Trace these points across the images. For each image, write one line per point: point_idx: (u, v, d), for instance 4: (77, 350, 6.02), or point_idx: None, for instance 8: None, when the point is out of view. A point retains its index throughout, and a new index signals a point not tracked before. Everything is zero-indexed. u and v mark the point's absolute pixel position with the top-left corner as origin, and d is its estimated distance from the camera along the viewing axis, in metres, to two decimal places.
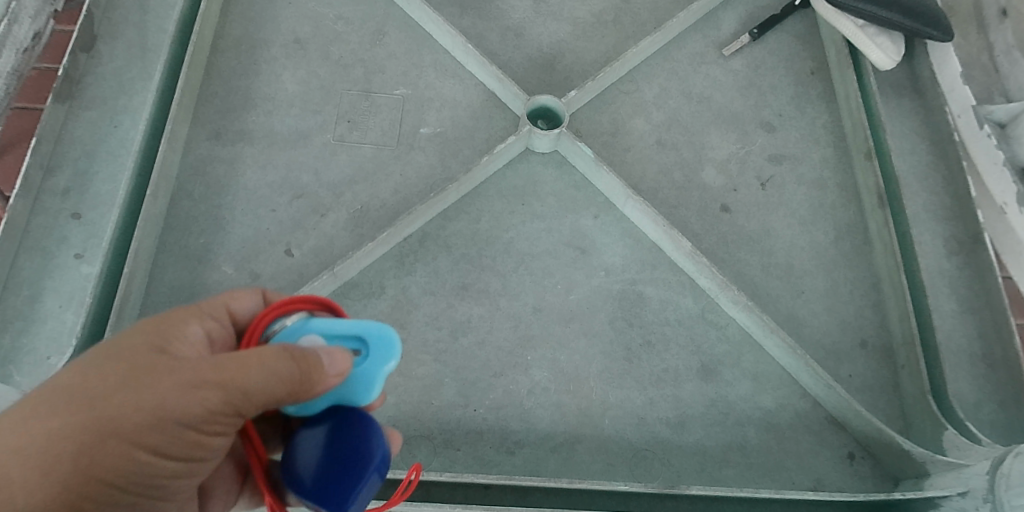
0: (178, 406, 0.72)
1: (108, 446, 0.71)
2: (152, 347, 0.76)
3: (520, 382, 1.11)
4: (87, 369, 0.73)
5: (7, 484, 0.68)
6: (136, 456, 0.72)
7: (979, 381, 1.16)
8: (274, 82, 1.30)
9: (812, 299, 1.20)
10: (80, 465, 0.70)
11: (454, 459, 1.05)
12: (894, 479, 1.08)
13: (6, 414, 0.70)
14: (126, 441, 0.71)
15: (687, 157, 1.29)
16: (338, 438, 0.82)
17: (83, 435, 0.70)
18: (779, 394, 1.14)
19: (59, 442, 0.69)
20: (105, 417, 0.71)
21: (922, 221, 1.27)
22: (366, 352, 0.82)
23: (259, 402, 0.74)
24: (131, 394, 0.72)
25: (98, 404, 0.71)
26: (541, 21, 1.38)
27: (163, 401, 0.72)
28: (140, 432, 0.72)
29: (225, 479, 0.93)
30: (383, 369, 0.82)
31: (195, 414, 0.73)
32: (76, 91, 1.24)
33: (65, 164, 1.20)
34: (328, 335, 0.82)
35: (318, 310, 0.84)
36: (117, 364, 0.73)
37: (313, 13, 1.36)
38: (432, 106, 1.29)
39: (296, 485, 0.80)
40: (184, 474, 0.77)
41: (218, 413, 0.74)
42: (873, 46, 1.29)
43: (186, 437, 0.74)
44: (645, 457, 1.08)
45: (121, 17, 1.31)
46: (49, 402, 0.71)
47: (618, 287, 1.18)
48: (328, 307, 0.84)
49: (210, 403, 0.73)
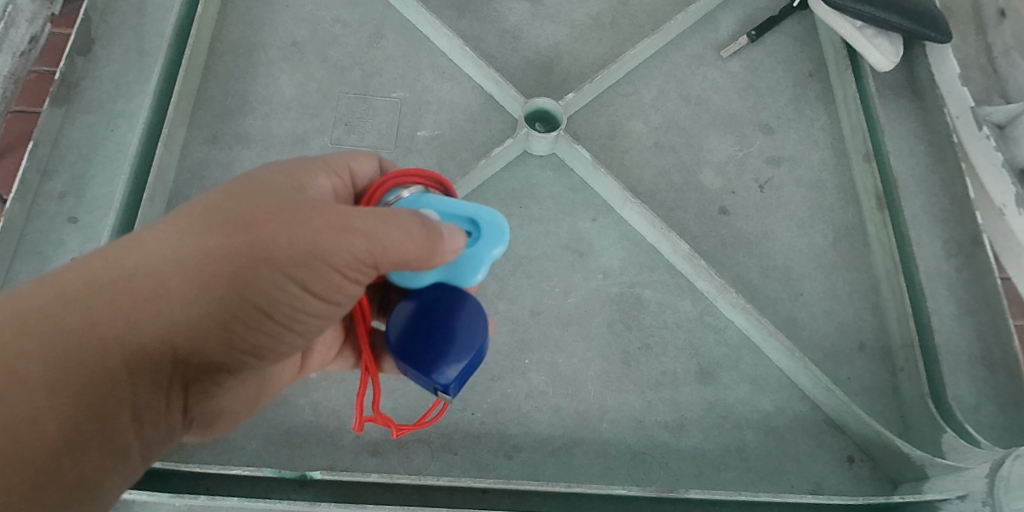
0: (328, 247, 0.82)
1: (261, 272, 0.81)
2: (291, 195, 0.86)
3: (518, 385, 1.11)
4: (247, 195, 0.84)
5: (167, 293, 0.78)
6: (283, 287, 0.82)
7: (977, 383, 1.15)
8: (271, 85, 1.30)
9: (811, 302, 1.20)
10: (235, 286, 0.80)
11: (452, 463, 1.05)
12: (892, 482, 1.08)
13: (178, 221, 0.81)
14: (276, 270, 0.81)
15: (685, 159, 1.29)
16: (438, 307, 0.93)
17: (238, 261, 0.80)
18: (778, 397, 1.13)
19: (217, 261, 0.79)
20: (259, 245, 0.81)
21: (921, 223, 1.27)
22: (475, 239, 0.92)
23: (395, 255, 0.84)
24: (280, 231, 0.81)
25: (252, 233, 0.81)
26: (539, 23, 1.38)
27: (313, 241, 0.82)
28: (288, 265, 0.82)
29: (330, 340, 1.03)
30: (488, 254, 0.92)
31: (342, 256, 0.83)
32: (73, 95, 1.24)
33: (62, 167, 1.20)
34: (444, 212, 0.92)
35: (433, 188, 0.97)
36: (266, 206, 0.83)
37: (310, 16, 1.36)
38: (430, 109, 1.29)
39: (392, 339, 0.93)
40: (318, 313, 0.87)
41: (360, 261, 0.84)
42: (871, 48, 1.29)
43: (331, 279, 0.84)
44: (644, 460, 1.07)
45: (118, 20, 1.31)
46: (208, 228, 0.81)
47: (616, 290, 1.18)
48: (442, 186, 0.97)
49: (354, 248, 0.83)
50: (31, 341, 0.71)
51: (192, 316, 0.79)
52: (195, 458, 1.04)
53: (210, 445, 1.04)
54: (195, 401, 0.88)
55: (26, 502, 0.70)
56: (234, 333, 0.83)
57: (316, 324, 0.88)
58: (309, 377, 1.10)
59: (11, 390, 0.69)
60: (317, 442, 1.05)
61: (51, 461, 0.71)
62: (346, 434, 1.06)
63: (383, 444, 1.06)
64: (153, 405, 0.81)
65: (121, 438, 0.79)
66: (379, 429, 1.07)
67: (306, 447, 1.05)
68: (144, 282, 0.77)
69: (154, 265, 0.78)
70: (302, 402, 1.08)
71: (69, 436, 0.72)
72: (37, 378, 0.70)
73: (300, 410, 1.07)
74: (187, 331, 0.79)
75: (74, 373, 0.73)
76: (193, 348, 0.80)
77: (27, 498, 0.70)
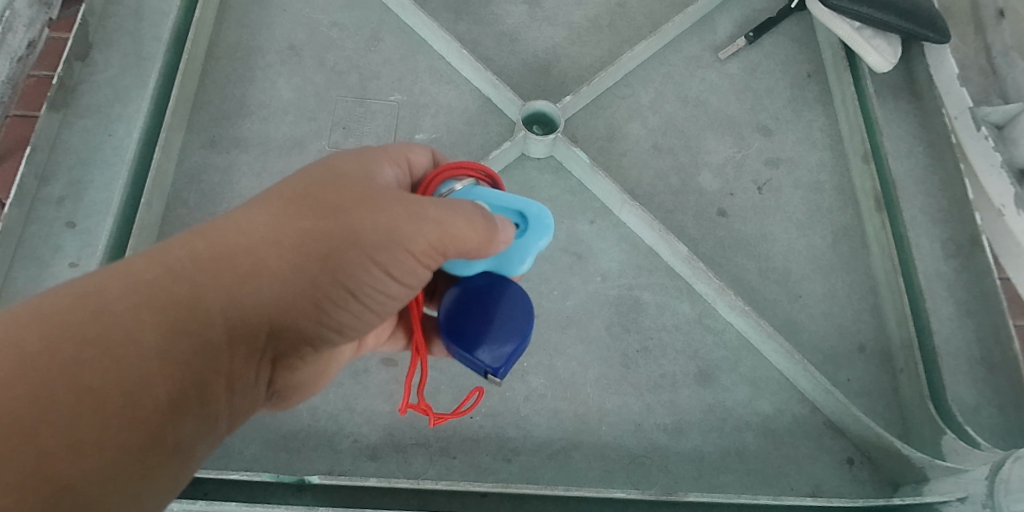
0: (405, 233, 0.82)
1: (349, 253, 0.81)
2: (371, 180, 0.87)
3: (517, 388, 1.11)
4: (324, 181, 0.84)
5: (258, 273, 0.78)
6: (368, 268, 0.82)
7: (977, 384, 1.15)
8: (268, 89, 1.30)
9: (810, 303, 1.20)
10: (326, 265, 0.81)
11: (451, 467, 1.05)
12: (892, 484, 1.08)
13: (265, 204, 0.81)
14: (363, 252, 0.82)
15: (684, 161, 1.29)
16: (488, 298, 0.95)
17: (328, 242, 0.80)
18: (778, 399, 1.13)
19: (305, 243, 0.80)
20: (348, 229, 0.81)
21: (919, 224, 1.27)
22: (525, 230, 0.93)
23: (461, 245, 0.84)
24: (366, 214, 0.82)
25: (341, 215, 0.81)
26: (536, 26, 1.38)
27: (397, 226, 0.82)
28: (373, 248, 0.82)
29: (385, 325, 1.03)
30: (536, 245, 0.94)
31: (419, 242, 0.83)
32: (70, 99, 1.24)
33: (60, 172, 1.19)
34: (494, 204, 0.92)
35: (482, 181, 0.96)
36: (353, 188, 0.84)
37: (307, 20, 1.36)
38: (427, 112, 1.29)
39: (442, 329, 0.94)
40: (399, 296, 0.87)
41: (434, 248, 0.84)
42: (869, 49, 1.28)
43: (406, 264, 0.84)
44: (643, 463, 1.07)
45: (116, 25, 1.31)
46: (299, 209, 0.81)
47: (615, 293, 1.18)
48: (490, 178, 0.96)
49: (428, 235, 0.83)
50: (145, 311, 0.72)
51: (279, 297, 0.79)
52: None
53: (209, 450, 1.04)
54: (277, 376, 0.88)
55: (136, 466, 0.70)
56: (322, 311, 0.83)
57: (395, 305, 0.88)
58: None
59: (124, 356, 0.70)
60: (315, 447, 1.05)
61: (156, 426, 0.71)
62: (344, 438, 1.06)
63: (382, 448, 1.06)
64: (245, 377, 0.81)
65: (216, 410, 0.79)
66: (377, 433, 1.07)
67: (304, 451, 1.05)
68: (242, 261, 0.78)
69: (248, 246, 0.78)
70: (300, 406, 1.08)
71: (171, 403, 0.72)
72: (147, 349, 0.71)
73: (298, 414, 1.07)
74: (280, 307, 0.79)
75: (180, 343, 0.73)
76: (285, 323, 0.81)
77: (135, 464, 0.70)
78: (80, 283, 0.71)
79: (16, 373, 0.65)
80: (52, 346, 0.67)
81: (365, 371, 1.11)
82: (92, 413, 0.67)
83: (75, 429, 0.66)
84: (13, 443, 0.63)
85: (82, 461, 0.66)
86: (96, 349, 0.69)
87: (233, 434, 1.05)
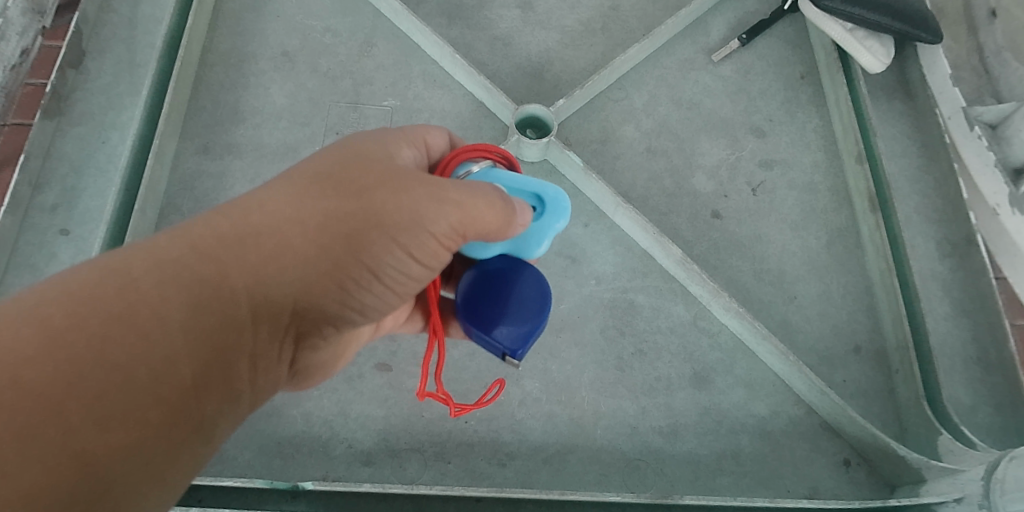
0: (428, 215, 0.82)
1: (374, 234, 0.80)
2: (395, 160, 0.86)
3: (512, 393, 1.11)
4: (349, 160, 0.83)
5: (283, 250, 0.77)
6: (392, 250, 0.81)
7: (973, 383, 1.15)
8: (262, 95, 1.30)
9: (804, 305, 1.19)
10: (349, 245, 0.79)
11: (446, 471, 1.05)
12: (890, 486, 1.08)
13: (290, 182, 0.80)
14: (387, 233, 0.80)
15: (677, 164, 1.29)
16: (505, 279, 0.95)
17: (352, 222, 0.79)
18: (773, 400, 1.13)
19: (331, 222, 0.79)
20: (372, 209, 0.80)
21: (914, 224, 1.26)
22: (544, 214, 0.94)
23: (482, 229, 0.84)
24: (390, 195, 0.81)
25: (366, 196, 0.80)
26: (529, 30, 1.38)
27: (420, 207, 0.81)
28: (398, 228, 0.81)
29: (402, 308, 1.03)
30: (554, 227, 0.95)
31: (442, 223, 0.82)
32: (64, 107, 1.24)
33: (54, 180, 1.19)
34: (510, 187, 0.94)
35: (499, 163, 0.97)
36: (377, 168, 0.83)
37: (301, 26, 1.36)
38: (421, 117, 1.29)
39: (459, 310, 0.95)
40: (421, 278, 0.86)
41: (456, 232, 0.83)
42: (861, 49, 1.28)
43: (429, 245, 0.83)
44: (638, 467, 1.07)
45: (109, 33, 1.31)
46: (324, 188, 0.80)
47: (610, 296, 1.18)
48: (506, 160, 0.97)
49: (450, 219, 0.82)
50: (171, 287, 0.71)
51: (304, 275, 0.78)
52: None
53: None
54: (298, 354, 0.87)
55: (161, 442, 0.69)
56: (345, 291, 0.81)
57: (415, 286, 0.87)
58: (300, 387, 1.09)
59: (151, 332, 0.68)
60: (310, 452, 1.05)
61: (179, 402, 0.70)
62: (339, 444, 1.06)
63: (376, 453, 1.05)
64: (268, 356, 0.80)
65: (241, 386, 0.77)
66: (372, 439, 1.06)
67: (299, 457, 1.04)
68: (265, 238, 0.77)
69: (272, 224, 0.77)
70: (294, 412, 1.07)
71: (195, 380, 0.71)
72: (173, 324, 0.70)
73: (293, 420, 1.07)
74: (304, 286, 0.78)
75: (206, 320, 0.72)
76: (310, 301, 0.79)
77: (160, 440, 0.68)
78: (107, 259, 0.70)
79: (44, 349, 0.63)
80: (80, 322, 0.66)
81: (359, 377, 1.11)
82: (118, 388, 0.66)
83: (102, 400, 0.65)
84: (42, 417, 0.62)
85: (108, 436, 0.65)
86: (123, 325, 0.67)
87: (227, 440, 1.05)
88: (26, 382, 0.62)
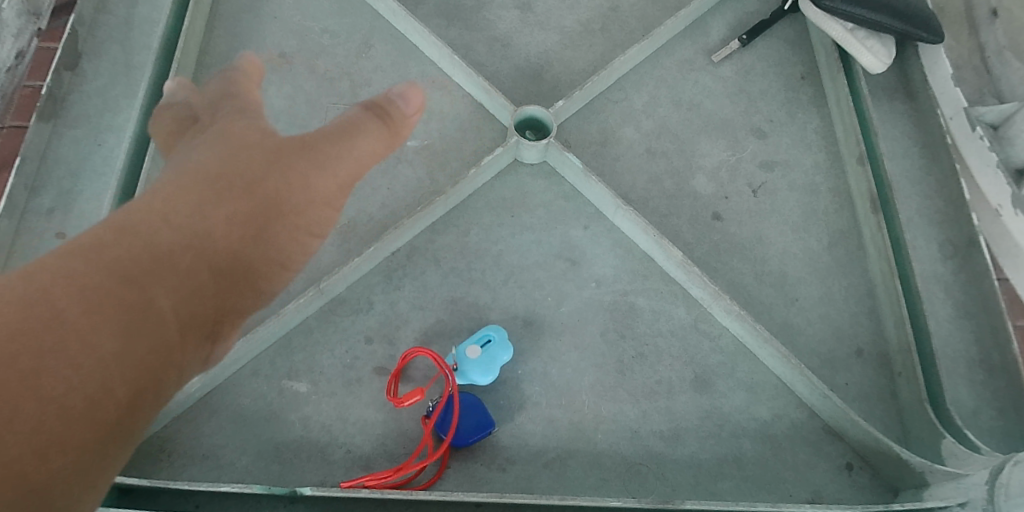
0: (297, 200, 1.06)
1: (276, 211, 1.02)
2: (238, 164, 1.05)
3: (512, 397, 1.10)
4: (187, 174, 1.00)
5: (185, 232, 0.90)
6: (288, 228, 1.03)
7: (976, 386, 1.14)
8: (259, 97, 1.29)
9: (806, 307, 1.19)
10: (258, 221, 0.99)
11: (445, 476, 1.04)
12: (892, 489, 1.07)
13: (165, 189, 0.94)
14: (280, 211, 1.02)
15: (678, 165, 1.28)
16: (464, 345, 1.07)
17: (258, 200, 1.01)
18: (775, 404, 1.12)
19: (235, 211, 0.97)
20: (268, 194, 1.03)
21: (916, 226, 1.26)
22: (498, 351, 1.07)
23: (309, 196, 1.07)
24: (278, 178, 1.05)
25: (254, 188, 1.00)
26: (528, 31, 1.37)
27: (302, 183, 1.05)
28: (294, 212, 1.05)
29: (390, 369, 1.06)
30: (500, 358, 1.07)
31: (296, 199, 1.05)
32: (60, 110, 1.23)
33: (49, 183, 1.18)
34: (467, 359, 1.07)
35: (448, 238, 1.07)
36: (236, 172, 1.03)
37: (299, 27, 1.35)
38: (419, 119, 1.28)
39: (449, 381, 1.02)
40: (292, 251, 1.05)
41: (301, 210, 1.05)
42: (863, 50, 1.27)
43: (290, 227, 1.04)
44: (639, 471, 1.06)
45: (106, 35, 1.30)
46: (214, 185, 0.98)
47: (610, 299, 1.17)
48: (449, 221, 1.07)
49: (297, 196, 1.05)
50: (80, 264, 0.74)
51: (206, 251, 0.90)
52: (184, 476, 1.02)
53: (200, 462, 1.03)
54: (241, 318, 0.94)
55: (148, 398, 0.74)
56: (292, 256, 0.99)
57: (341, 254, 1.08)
58: (299, 392, 1.08)
59: (138, 305, 0.76)
60: (308, 458, 1.04)
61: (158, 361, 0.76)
62: (337, 449, 1.05)
63: (375, 458, 1.04)
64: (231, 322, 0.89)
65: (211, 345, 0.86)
66: (370, 444, 1.05)
67: (297, 463, 1.04)
68: (154, 220, 0.88)
69: (155, 211, 0.90)
70: (293, 417, 1.07)
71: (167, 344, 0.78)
72: (142, 298, 0.77)
73: (291, 425, 1.06)
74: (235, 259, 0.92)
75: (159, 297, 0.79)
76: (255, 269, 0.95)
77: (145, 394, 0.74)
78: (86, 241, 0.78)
79: (51, 322, 0.68)
80: (84, 294, 0.71)
81: (358, 381, 1.09)
82: (106, 358, 0.69)
83: (90, 366, 0.68)
84: (30, 389, 0.63)
85: (107, 393, 0.69)
86: (108, 311, 0.72)
87: (224, 446, 1.04)
88: (18, 365, 0.64)
